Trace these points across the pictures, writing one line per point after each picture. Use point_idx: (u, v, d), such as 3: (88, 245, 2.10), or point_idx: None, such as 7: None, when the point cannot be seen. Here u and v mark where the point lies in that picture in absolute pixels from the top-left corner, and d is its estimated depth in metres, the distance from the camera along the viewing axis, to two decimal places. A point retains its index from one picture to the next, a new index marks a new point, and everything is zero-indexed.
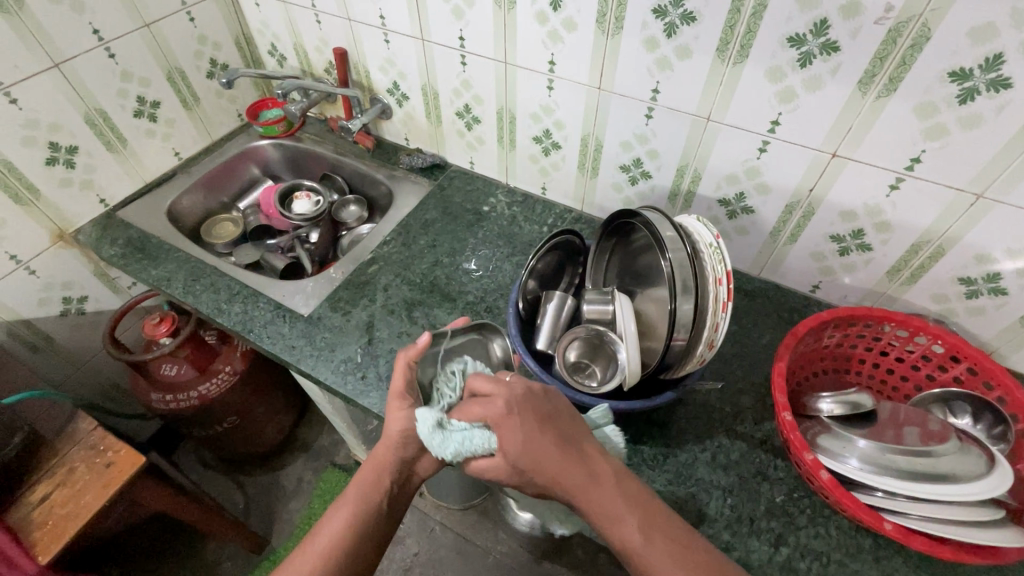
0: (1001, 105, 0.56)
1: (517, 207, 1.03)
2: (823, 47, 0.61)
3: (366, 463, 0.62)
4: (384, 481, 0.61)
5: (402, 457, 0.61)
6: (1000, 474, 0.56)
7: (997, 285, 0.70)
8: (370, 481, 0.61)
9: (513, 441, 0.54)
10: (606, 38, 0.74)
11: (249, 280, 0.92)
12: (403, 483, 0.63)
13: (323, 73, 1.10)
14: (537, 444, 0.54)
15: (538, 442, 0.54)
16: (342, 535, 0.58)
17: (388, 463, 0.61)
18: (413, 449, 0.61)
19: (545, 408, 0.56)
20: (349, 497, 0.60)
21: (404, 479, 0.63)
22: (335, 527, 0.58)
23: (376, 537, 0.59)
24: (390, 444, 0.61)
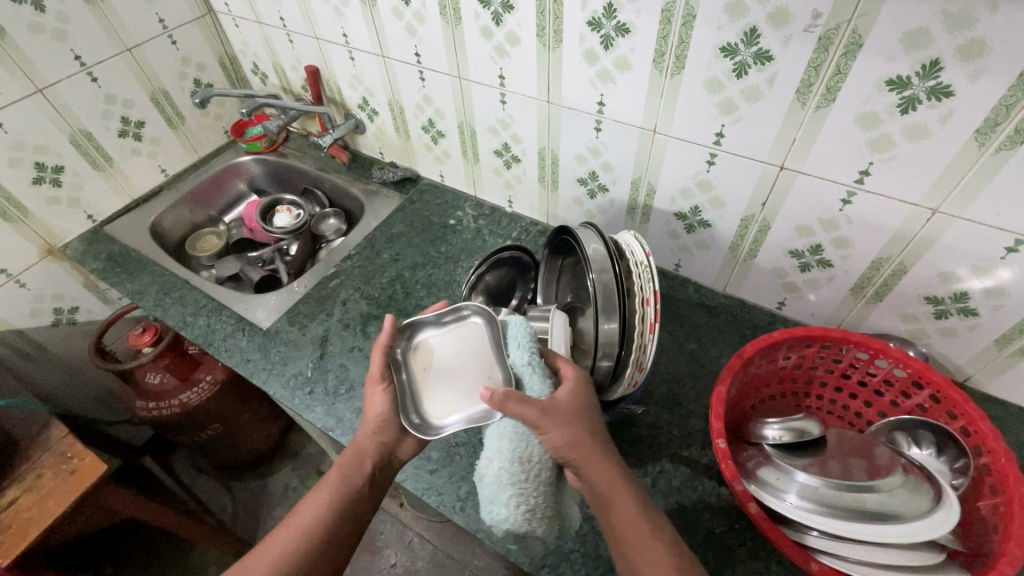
0: (945, 115, 0.52)
1: (484, 220, 1.02)
2: (757, 56, 0.58)
3: (347, 449, 0.62)
4: (366, 460, 0.60)
5: (382, 438, 0.62)
6: (945, 510, 0.52)
7: (966, 305, 0.65)
8: (353, 462, 0.60)
9: (568, 439, 0.55)
10: (548, 52, 0.73)
11: (216, 294, 0.95)
12: (382, 470, 0.62)
13: (301, 90, 1.13)
14: (560, 441, 0.55)
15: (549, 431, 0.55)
16: (326, 513, 0.56)
17: (370, 443, 0.62)
18: (391, 432, 0.62)
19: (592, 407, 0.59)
20: (333, 474, 0.59)
21: (385, 463, 0.62)
22: (322, 502, 0.57)
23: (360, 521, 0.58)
24: (370, 425, 0.62)
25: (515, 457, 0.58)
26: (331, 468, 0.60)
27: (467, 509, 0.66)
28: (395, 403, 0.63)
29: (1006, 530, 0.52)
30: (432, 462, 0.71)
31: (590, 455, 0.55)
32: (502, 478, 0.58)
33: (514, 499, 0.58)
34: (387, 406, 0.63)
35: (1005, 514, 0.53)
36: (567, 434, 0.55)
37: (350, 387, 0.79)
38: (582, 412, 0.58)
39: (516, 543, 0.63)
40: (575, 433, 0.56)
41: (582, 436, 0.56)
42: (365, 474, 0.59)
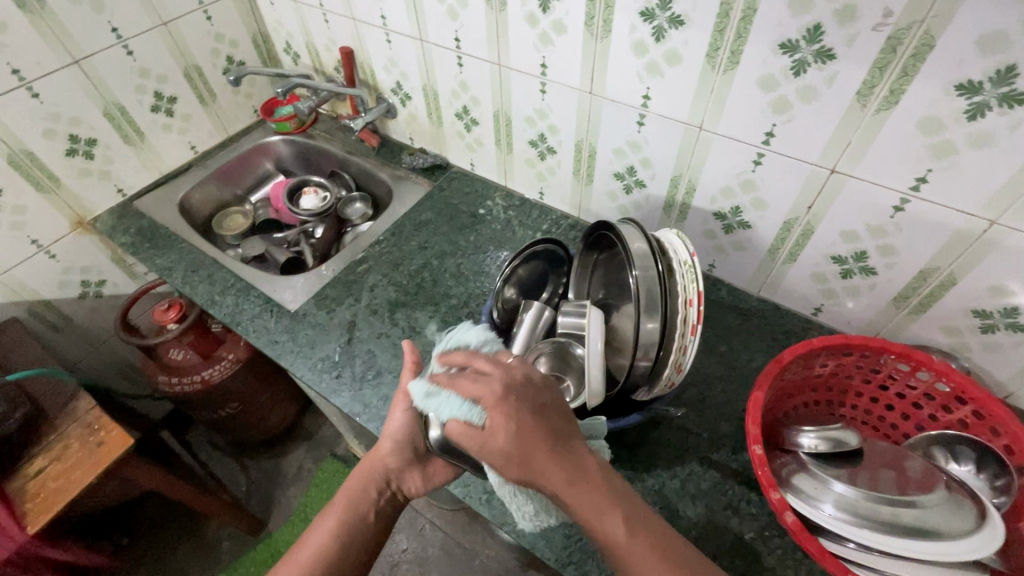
0: (1016, 123, 0.50)
1: (514, 211, 1.01)
2: (818, 54, 0.56)
3: (355, 472, 0.61)
4: (371, 486, 0.60)
5: (390, 464, 0.61)
6: (988, 532, 0.51)
7: (1014, 321, 0.63)
8: (358, 490, 0.59)
9: (512, 461, 0.47)
10: (595, 41, 0.71)
11: (244, 274, 0.95)
12: (389, 501, 0.61)
13: (333, 71, 1.12)
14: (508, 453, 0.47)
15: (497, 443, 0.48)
16: (331, 538, 0.56)
17: (379, 470, 0.61)
18: (400, 458, 0.61)
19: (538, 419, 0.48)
20: (341, 501, 0.59)
21: (391, 492, 0.61)
22: (329, 524, 0.57)
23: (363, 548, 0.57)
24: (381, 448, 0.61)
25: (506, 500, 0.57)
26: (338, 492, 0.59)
27: (493, 502, 0.66)
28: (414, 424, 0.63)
29: None
30: None
31: (542, 468, 0.47)
32: (506, 495, 0.57)
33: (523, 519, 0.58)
34: (404, 429, 0.62)
35: None
36: (511, 462, 0.47)
37: (377, 373, 0.79)
38: (524, 425, 0.48)
39: (542, 538, 0.63)
40: (518, 461, 0.47)
41: (526, 450, 0.47)
42: (371, 502, 0.59)
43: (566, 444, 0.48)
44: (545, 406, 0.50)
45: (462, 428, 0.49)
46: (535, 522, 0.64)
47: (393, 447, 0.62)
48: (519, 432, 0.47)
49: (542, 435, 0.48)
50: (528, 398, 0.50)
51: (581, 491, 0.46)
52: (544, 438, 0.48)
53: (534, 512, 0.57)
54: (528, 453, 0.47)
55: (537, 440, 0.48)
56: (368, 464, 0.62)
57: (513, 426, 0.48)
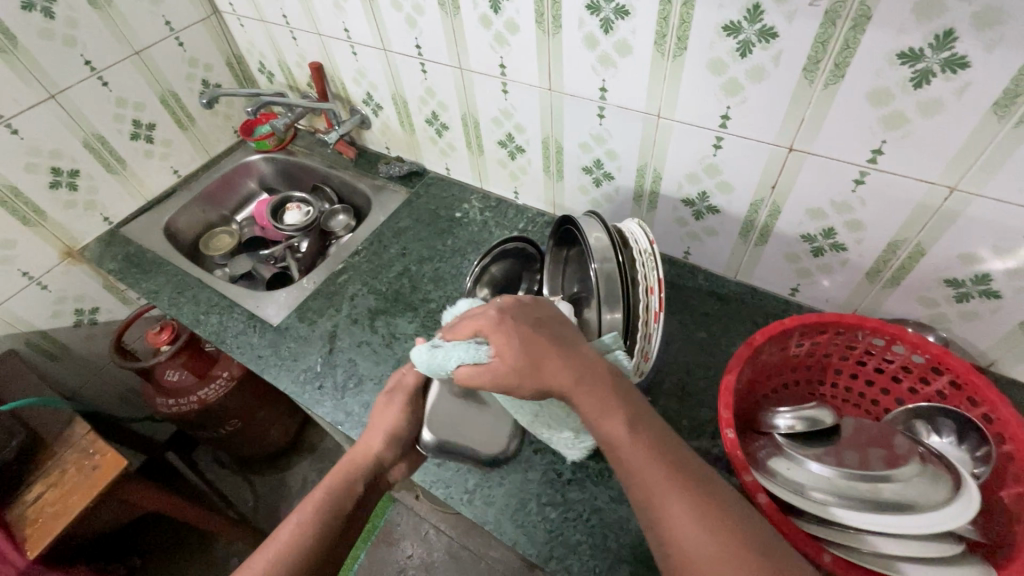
0: (961, 88, 0.50)
1: (490, 212, 1.01)
2: (761, 34, 0.56)
3: (337, 469, 0.58)
4: (359, 475, 0.58)
5: (382, 457, 0.60)
6: (963, 500, 0.50)
7: (988, 288, 0.62)
8: (345, 476, 0.58)
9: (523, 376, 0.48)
10: (548, 38, 0.71)
11: (228, 292, 0.96)
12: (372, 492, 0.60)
13: (306, 87, 1.13)
14: (520, 375, 0.49)
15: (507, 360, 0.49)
16: (316, 526, 0.52)
17: (368, 464, 0.59)
18: (393, 453, 0.60)
19: (541, 339, 0.50)
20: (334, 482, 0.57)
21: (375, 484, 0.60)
22: (303, 520, 0.53)
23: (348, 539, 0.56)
24: (377, 446, 0.60)
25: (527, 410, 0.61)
26: (320, 487, 0.56)
27: (474, 501, 0.66)
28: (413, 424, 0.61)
29: None
30: (440, 455, 0.71)
31: (547, 376, 0.48)
32: (548, 426, 0.62)
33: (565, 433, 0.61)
34: (403, 429, 0.60)
35: None
36: (519, 379, 0.49)
37: (359, 382, 0.80)
38: (530, 339, 0.49)
39: (523, 534, 0.63)
40: (527, 376, 0.48)
41: (533, 361, 0.48)
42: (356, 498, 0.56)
43: (568, 346, 0.50)
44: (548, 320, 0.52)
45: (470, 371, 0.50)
46: (516, 519, 0.65)
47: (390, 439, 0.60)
48: (524, 350, 0.49)
49: (548, 345, 0.49)
50: (523, 318, 0.51)
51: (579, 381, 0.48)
52: (552, 343, 0.49)
53: (578, 436, 0.62)
54: (536, 361, 0.49)
55: (545, 352, 0.49)
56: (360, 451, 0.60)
57: (514, 345, 0.49)
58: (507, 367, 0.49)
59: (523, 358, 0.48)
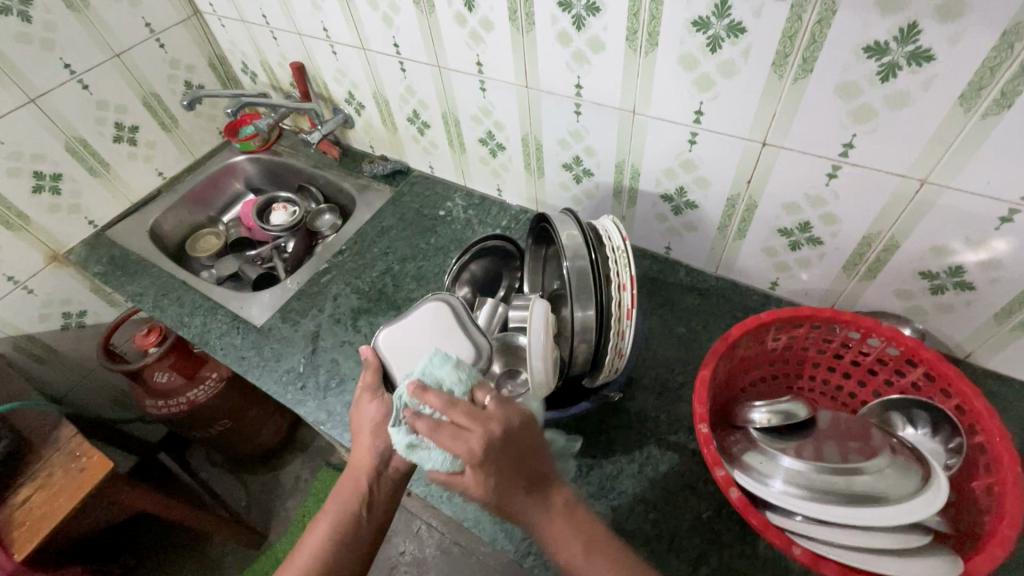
0: (927, 80, 0.50)
1: (473, 210, 1.01)
2: (729, 29, 0.56)
3: (344, 476, 0.60)
4: (361, 478, 0.58)
5: (376, 449, 0.59)
6: (932, 492, 0.50)
7: (962, 280, 0.62)
8: (350, 483, 0.58)
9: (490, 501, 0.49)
10: (522, 35, 0.71)
11: (212, 293, 0.96)
12: (382, 488, 0.59)
13: (289, 87, 1.13)
14: (490, 501, 0.49)
15: (478, 485, 0.49)
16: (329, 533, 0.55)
17: (365, 462, 0.59)
18: (386, 441, 0.59)
19: (513, 457, 0.49)
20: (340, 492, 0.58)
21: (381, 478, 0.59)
22: (319, 534, 0.56)
23: (367, 535, 0.57)
24: (365, 442, 0.59)
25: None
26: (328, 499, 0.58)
27: (454, 499, 0.67)
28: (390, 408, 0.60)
29: (999, 510, 0.50)
30: None
31: (511, 500, 0.49)
32: None
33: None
34: (381, 414, 0.60)
35: (1000, 494, 0.51)
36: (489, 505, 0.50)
37: (341, 381, 0.80)
38: (500, 468, 0.48)
39: (502, 531, 0.64)
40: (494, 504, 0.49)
41: (501, 489, 0.49)
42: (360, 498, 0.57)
43: (532, 469, 0.50)
44: (526, 426, 0.51)
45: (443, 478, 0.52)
46: (495, 516, 0.65)
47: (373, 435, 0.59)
48: (489, 485, 0.48)
49: (516, 469, 0.49)
50: (499, 436, 0.49)
51: (539, 503, 0.50)
52: (523, 462, 0.49)
53: None
54: (503, 494, 0.49)
55: (512, 479, 0.49)
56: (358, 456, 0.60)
57: (482, 474, 0.48)
58: (480, 488, 0.49)
59: (491, 484, 0.48)
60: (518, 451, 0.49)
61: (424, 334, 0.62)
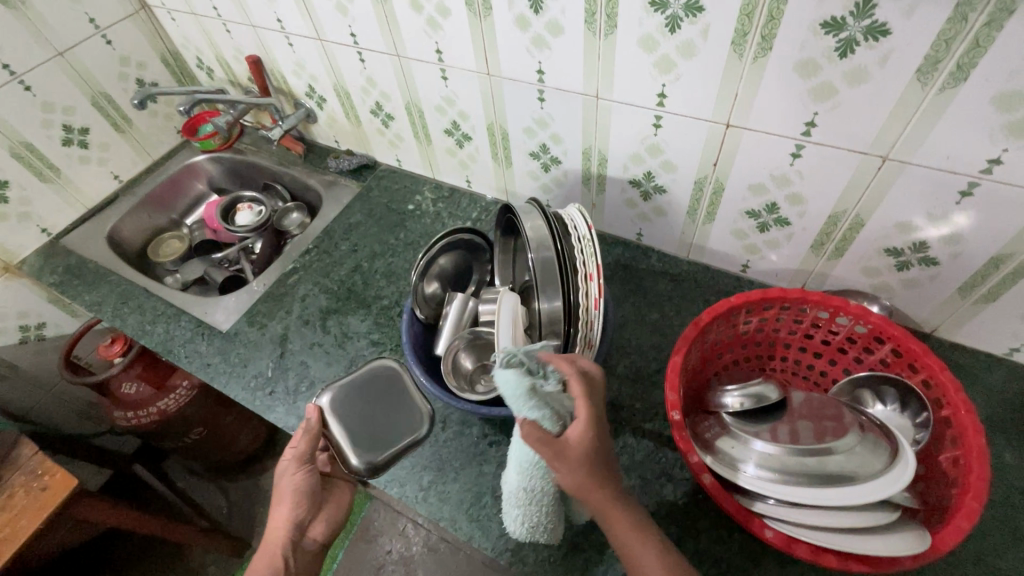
0: (885, 55, 0.49)
1: (443, 203, 1.00)
2: (687, 8, 0.55)
3: (259, 554, 0.62)
4: (278, 553, 0.61)
5: (293, 519, 0.64)
6: (898, 470, 0.50)
7: (926, 255, 0.62)
8: (271, 557, 0.61)
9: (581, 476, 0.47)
10: (480, 21, 0.69)
11: (175, 299, 0.93)
12: (297, 555, 0.63)
13: (247, 82, 1.09)
14: (579, 477, 0.47)
15: (575, 453, 0.47)
16: None
17: (282, 534, 0.63)
18: (304, 512, 0.64)
19: (602, 445, 0.50)
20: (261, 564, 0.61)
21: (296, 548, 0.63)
22: None
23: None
24: (289, 510, 0.64)
25: (524, 481, 0.53)
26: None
27: (429, 498, 0.66)
28: (312, 482, 0.65)
29: (964, 482, 0.51)
30: None
31: (595, 489, 0.48)
32: (510, 500, 0.57)
33: (521, 517, 0.56)
34: (307, 486, 0.65)
35: (965, 466, 0.52)
36: (581, 473, 0.47)
37: (311, 384, 0.78)
38: (595, 449, 0.49)
39: (479, 529, 0.63)
40: (587, 472, 0.48)
41: (591, 474, 0.48)
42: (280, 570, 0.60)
43: (612, 468, 0.50)
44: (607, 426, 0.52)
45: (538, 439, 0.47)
46: (471, 513, 0.64)
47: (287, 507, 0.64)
48: (597, 458, 0.48)
49: (602, 460, 0.49)
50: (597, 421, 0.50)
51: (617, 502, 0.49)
52: (605, 455, 0.50)
53: (532, 523, 0.57)
54: (592, 478, 0.48)
55: (600, 467, 0.49)
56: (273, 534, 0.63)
57: (592, 435, 0.48)
58: (577, 457, 0.47)
59: (584, 458, 0.47)
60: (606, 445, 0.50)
61: (369, 396, 0.65)
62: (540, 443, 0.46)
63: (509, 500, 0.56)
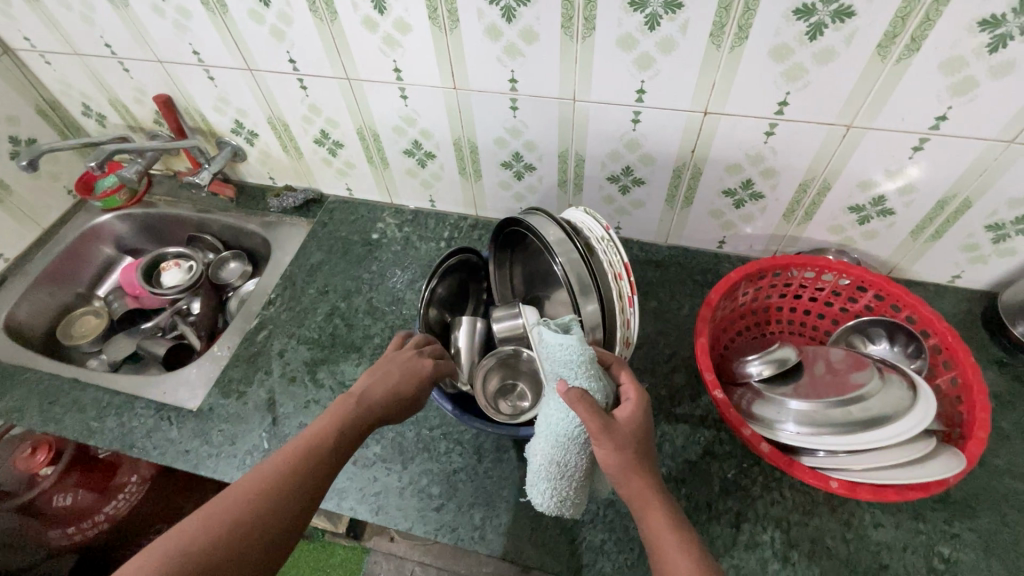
0: (850, 35, 0.54)
1: (409, 226, 0.95)
2: (666, 6, 0.57)
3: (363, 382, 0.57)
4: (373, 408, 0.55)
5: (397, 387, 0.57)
6: (924, 402, 0.56)
7: (884, 208, 0.70)
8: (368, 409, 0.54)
9: (619, 456, 0.48)
10: (445, 34, 0.66)
11: (120, 385, 0.80)
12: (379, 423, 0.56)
13: (154, 125, 0.96)
14: (614, 457, 0.48)
15: (617, 429, 0.49)
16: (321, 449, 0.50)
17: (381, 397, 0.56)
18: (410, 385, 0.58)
19: (646, 434, 0.50)
20: (318, 423, 0.52)
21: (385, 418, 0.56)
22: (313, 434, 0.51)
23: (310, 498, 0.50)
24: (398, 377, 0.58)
25: (556, 454, 0.53)
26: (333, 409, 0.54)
27: (488, 535, 0.62)
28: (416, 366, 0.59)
29: (969, 398, 0.59)
30: (435, 498, 0.65)
31: (633, 472, 0.48)
32: (534, 476, 0.56)
33: (550, 490, 0.55)
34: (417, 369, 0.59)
35: (965, 384, 0.60)
36: (625, 450, 0.48)
37: None
38: (638, 434, 0.49)
39: (548, 553, 0.61)
40: (631, 452, 0.48)
41: (633, 456, 0.48)
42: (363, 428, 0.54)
43: (652, 459, 0.50)
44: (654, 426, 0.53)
45: (587, 408, 0.48)
46: (535, 539, 0.62)
47: (377, 383, 0.56)
48: (637, 442, 0.49)
49: (646, 448, 0.50)
50: (646, 415, 0.51)
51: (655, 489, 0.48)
52: (648, 445, 0.50)
53: (558, 500, 0.56)
54: (632, 461, 0.48)
55: (643, 454, 0.49)
56: (347, 396, 0.55)
57: (642, 421, 0.50)
58: (619, 434, 0.48)
59: (624, 437, 0.48)
60: (650, 436, 0.51)
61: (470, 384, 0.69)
62: (586, 411, 0.48)
63: (537, 473, 0.55)
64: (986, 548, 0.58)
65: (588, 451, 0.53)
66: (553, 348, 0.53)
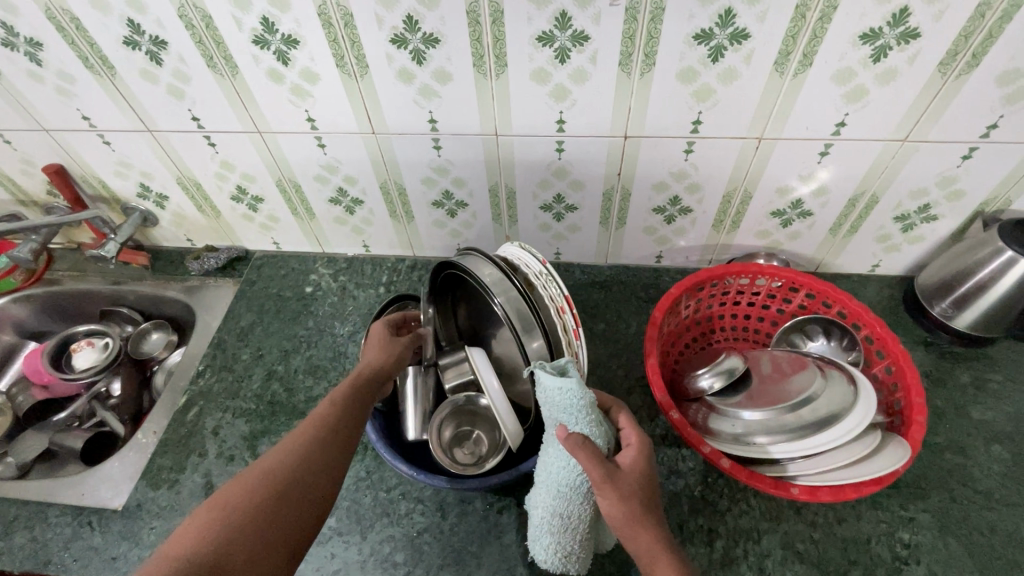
0: (748, 55, 0.57)
1: (344, 275, 0.91)
2: (573, 39, 0.57)
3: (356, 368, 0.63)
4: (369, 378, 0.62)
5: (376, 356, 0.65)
6: (864, 399, 0.58)
7: (803, 210, 0.74)
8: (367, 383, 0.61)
9: (624, 506, 0.46)
10: (356, 81, 0.64)
11: (29, 492, 0.71)
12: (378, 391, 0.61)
13: (48, 197, 0.88)
14: (618, 507, 0.46)
15: (622, 478, 0.47)
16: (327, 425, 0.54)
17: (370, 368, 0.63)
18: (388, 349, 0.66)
19: (651, 484, 0.49)
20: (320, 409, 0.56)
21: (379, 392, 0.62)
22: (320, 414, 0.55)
23: (305, 492, 0.48)
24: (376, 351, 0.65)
25: (559, 506, 0.51)
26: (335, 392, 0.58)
27: None
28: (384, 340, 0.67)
29: (904, 384, 0.62)
30: (401, 566, 0.61)
31: (639, 524, 0.46)
32: (538, 529, 0.55)
33: (555, 544, 0.54)
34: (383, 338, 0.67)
35: (898, 371, 0.63)
36: (629, 502, 0.46)
37: None
38: (643, 485, 0.48)
39: None
40: (636, 503, 0.46)
41: (638, 507, 0.46)
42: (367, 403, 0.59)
43: (659, 510, 0.48)
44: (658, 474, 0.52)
45: (589, 456, 0.47)
46: None
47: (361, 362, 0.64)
48: (643, 492, 0.47)
49: (651, 498, 0.48)
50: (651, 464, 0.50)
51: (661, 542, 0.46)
52: (653, 495, 0.49)
53: (563, 554, 0.55)
54: (637, 513, 0.46)
55: (648, 505, 0.47)
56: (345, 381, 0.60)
57: (645, 470, 0.49)
58: (624, 484, 0.47)
59: (629, 485, 0.47)
60: (655, 487, 0.49)
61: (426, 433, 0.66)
62: (590, 461, 0.47)
63: (539, 527, 0.54)
64: (941, 527, 0.60)
65: (593, 499, 0.51)
66: (550, 391, 0.49)
